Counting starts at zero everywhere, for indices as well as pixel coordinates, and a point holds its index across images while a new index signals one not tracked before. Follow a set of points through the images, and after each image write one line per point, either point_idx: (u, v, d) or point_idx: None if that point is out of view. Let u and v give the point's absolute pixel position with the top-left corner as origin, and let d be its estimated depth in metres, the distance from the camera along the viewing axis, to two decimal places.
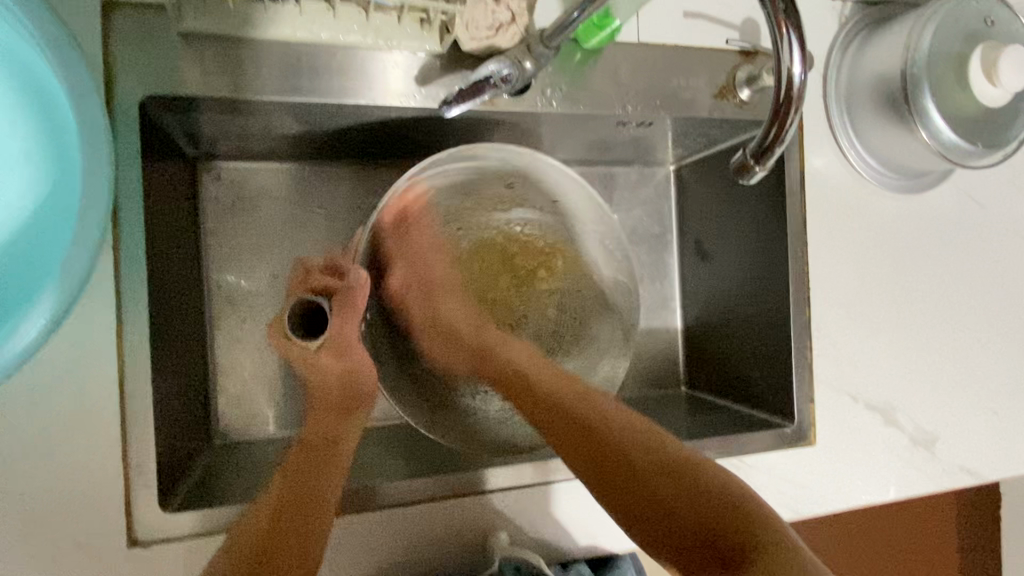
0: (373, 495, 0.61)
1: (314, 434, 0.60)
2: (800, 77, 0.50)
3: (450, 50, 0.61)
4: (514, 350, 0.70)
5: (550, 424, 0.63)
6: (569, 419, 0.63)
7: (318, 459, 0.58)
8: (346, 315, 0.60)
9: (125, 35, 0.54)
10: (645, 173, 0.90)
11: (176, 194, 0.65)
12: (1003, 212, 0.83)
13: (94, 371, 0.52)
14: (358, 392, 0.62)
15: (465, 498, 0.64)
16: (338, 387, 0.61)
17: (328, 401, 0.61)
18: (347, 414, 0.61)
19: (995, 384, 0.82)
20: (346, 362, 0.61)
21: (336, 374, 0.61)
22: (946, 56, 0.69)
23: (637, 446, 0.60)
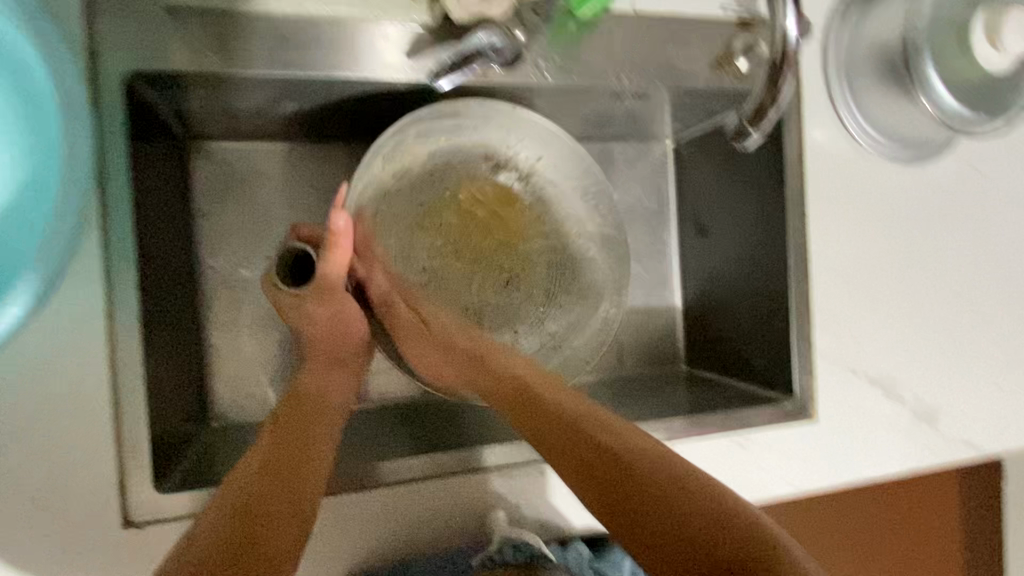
0: (370, 475, 0.61)
1: (307, 387, 0.59)
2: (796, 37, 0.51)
3: (441, 21, 0.60)
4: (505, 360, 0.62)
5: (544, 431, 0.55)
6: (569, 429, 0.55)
7: (310, 417, 0.57)
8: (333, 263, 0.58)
9: (108, 8, 0.53)
10: (642, 149, 0.89)
11: (165, 173, 0.64)
12: (1006, 183, 0.82)
13: (84, 350, 0.52)
14: (350, 336, 0.62)
15: (464, 477, 0.63)
16: (327, 335, 0.61)
17: (320, 350, 0.60)
18: (336, 367, 0.62)
19: (997, 356, 0.81)
20: (336, 309, 0.59)
21: (326, 320, 0.60)
22: (947, 21, 0.68)
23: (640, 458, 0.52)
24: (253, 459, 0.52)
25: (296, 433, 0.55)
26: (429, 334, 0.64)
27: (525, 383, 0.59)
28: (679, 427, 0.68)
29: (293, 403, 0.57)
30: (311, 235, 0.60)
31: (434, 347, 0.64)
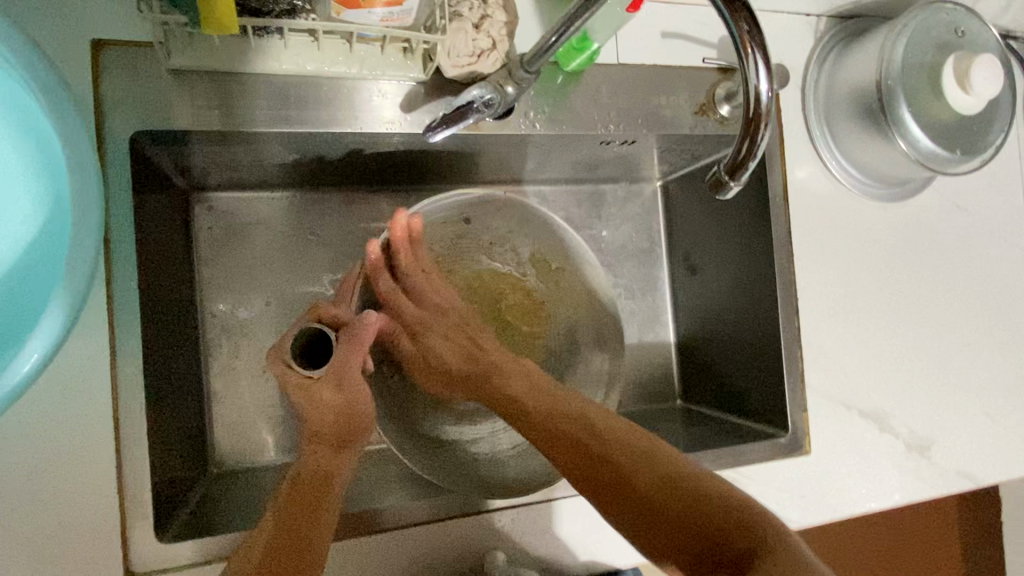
0: (375, 517, 0.61)
1: (305, 471, 0.55)
2: (769, 94, 0.51)
3: (434, 77, 0.62)
4: (511, 379, 0.65)
5: (554, 446, 0.59)
6: (560, 428, 0.60)
7: (311, 499, 0.53)
8: (352, 347, 0.58)
9: (115, 71, 0.55)
10: (632, 189, 0.91)
11: (167, 224, 0.66)
12: (986, 217, 0.84)
13: (89, 400, 0.53)
14: (357, 428, 0.59)
15: (464, 518, 0.64)
16: (335, 421, 0.57)
17: (323, 433, 0.57)
18: (339, 450, 0.57)
19: (989, 387, 0.82)
20: (347, 396, 0.58)
21: (337, 408, 0.57)
22: (920, 67, 0.71)
23: (641, 462, 0.56)
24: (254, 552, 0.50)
25: (301, 518, 0.52)
26: (440, 325, 0.70)
27: (491, 377, 0.66)
28: None
29: (292, 491, 0.54)
30: (330, 318, 0.60)
31: (449, 349, 0.70)
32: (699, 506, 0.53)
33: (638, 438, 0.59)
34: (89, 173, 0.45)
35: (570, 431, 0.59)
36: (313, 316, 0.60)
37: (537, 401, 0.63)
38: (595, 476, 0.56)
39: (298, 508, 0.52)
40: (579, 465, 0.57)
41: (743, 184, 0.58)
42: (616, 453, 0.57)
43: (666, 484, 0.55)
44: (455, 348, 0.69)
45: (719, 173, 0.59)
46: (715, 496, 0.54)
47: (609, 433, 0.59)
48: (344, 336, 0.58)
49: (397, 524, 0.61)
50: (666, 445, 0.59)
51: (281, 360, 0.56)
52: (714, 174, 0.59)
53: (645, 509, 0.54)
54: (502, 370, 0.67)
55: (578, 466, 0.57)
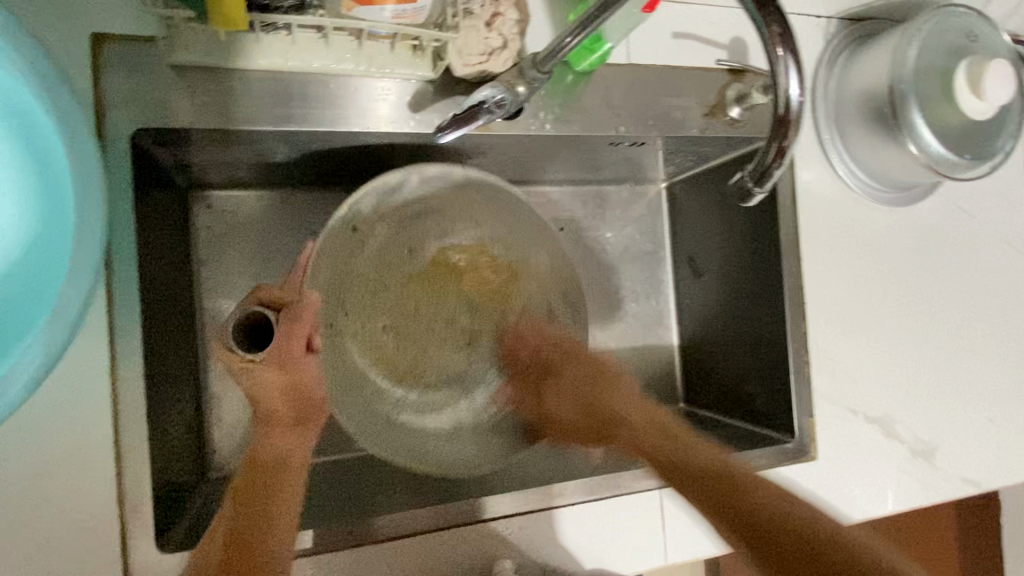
0: (369, 528, 0.60)
1: (265, 451, 0.55)
2: (797, 98, 0.49)
3: (442, 76, 0.61)
4: (570, 370, 0.74)
5: (676, 471, 0.63)
6: (699, 473, 0.62)
7: (269, 485, 0.54)
8: (292, 330, 0.52)
9: (116, 67, 0.53)
10: (637, 191, 0.91)
11: (167, 224, 0.64)
12: (992, 221, 0.84)
13: (89, 407, 0.51)
14: (312, 404, 0.56)
15: (469, 526, 0.63)
16: (285, 398, 0.54)
17: (277, 414, 0.55)
18: (298, 427, 0.56)
19: (992, 391, 0.82)
20: (294, 375, 0.54)
21: (283, 387, 0.54)
22: (931, 71, 0.71)
23: (716, 471, 0.62)
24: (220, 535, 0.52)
25: (260, 512, 0.52)
26: (527, 332, 0.76)
27: (610, 408, 0.73)
28: None
29: (250, 475, 0.54)
30: (270, 296, 0.53)
31: (568, 403, 0.74)
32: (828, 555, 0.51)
33: (756, 492, 0.59)
34: (92, 176, 0.43)
35: (666, 430, 0.69)
36: (253, 295, 0.53)
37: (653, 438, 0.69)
38: (721, 499, 0.59)
39: (260, 495, 0.53)
40: (711, 487, 0.60)
41: (769, 191, 0.58)
42: (701, 463, 0.63)
43: (786, 524, 0.55)
44: (574, 398, 0.74)
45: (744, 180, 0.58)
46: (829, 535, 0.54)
47: (756, 490, 0.59)
48: (286, 317, 0.52)
49: (402, 533, 0.61)
50: (755, 475, 0.61)
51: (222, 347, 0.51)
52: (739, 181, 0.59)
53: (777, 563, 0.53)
54: (613, 413, 0.73)
55: (720, 510, 0.58)
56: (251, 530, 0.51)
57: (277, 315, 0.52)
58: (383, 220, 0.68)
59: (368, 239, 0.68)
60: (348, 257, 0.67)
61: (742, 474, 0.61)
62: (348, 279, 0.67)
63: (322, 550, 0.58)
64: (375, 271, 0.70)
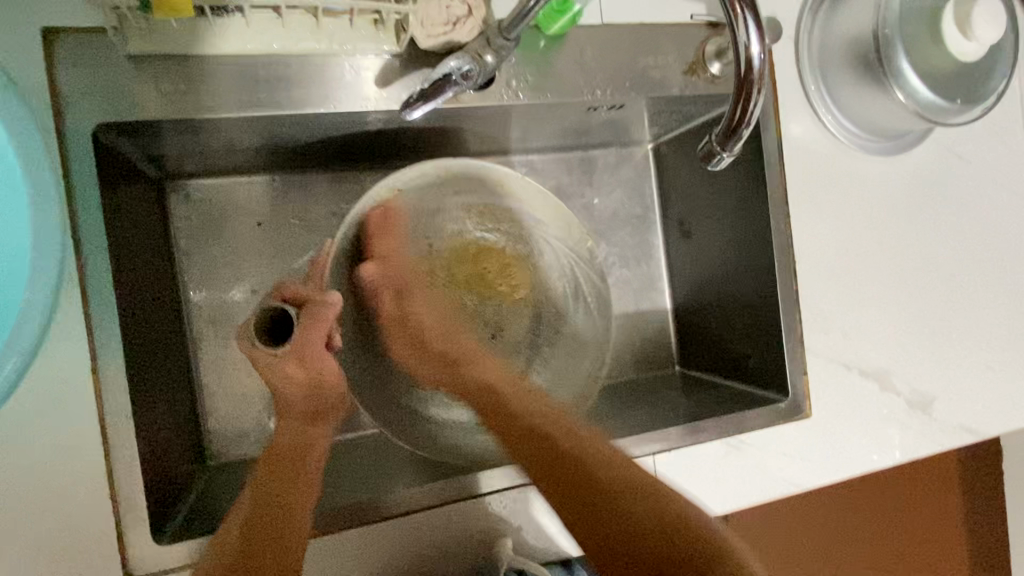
0: (377, 507, 0.61)
1: (282, 443, 0.59)
2: (760, 56, 0.49)
3: (409, 49, 0.59)
4: (486, 364, 0.71)
5: (505, 426, 0.65)
6: (546, 443, 0.63)
7: (287, 470, 0.58)
8: (313, 327, 0.58)
9: (70, 59, 0.52)
10: (624, 154, 0.89)
11: (143, 217, 0.63)
12: (987, 165, 0.82)
13: (71, 409, 0.51)
14: (327, 399, 0.61)
15: (467, 503, 0.63)
16: (306, 395, 0.60)
17: (293, 408, 0.60)
18: (313, 422, 0.61)
19: (990, 339, 0.81)
20: (312, 367, 0.59)
21: (304, 384, 0.59)
22: (919, 12, 0.68)
23: (575, 445, 0.63)
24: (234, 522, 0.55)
25: (284, 487, 0.56)
26: (420, 291, 0.72)
27: (490, 387, 0.69)
28: (676, 436, 0.68)
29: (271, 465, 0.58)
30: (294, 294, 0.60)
31: (428, 312, 0.72)
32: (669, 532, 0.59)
33: (596, 463, 0.62)
34: None
35: (546, 414, 0.66)
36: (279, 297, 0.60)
37: (506, 388, 0.68)
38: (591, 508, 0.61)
39: (283, 482, 0.57)
40: (558, 472, 0.61)
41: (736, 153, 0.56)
42: (549, 434, 0.64)
43: (618, 474, 0.61)
44: (436, 306, 0.72)
45: (711, 144, 0.56)
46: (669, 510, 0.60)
47: (589, 462, 0.62)
48: (305, 316, 0.58)
49: (401, 510, 0.61)
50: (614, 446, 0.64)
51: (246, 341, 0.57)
52: (705, 144, 0.57)
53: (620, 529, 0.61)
54: (474, 363, 0.70)
55: (543, 477, 0.61)
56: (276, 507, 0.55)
57: (296, 312, 0.58)
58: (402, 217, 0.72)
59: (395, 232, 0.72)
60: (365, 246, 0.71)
61: (615, 453, 0.63)
62: (365, 278, 0.72)
63: (322, 533, 0.59)
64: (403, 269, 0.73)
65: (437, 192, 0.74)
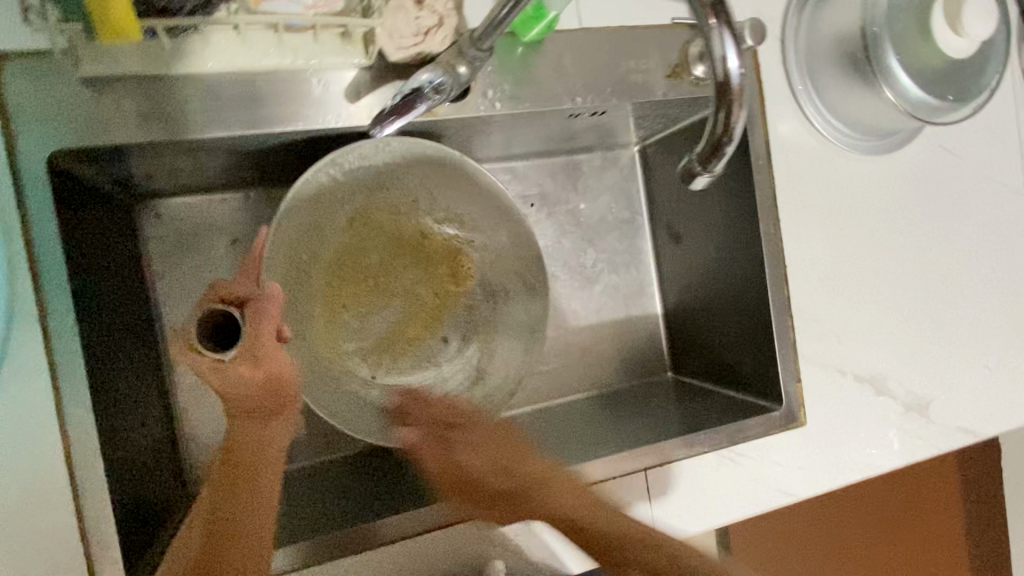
0: (380, 527, 0.58)
1: (238, 445, 0.54)
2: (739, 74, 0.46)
3: (379, 62, 0.57)
4: (554, 496, 0.62)
5: (574, 532, 0.62)
6: (643, 567, 0.59)
7: (243, 479, 0.53)
8: (257, 328, 0.53)
9: (21, 86, 0.49)
10: (609, 157, 0.87)
11: (109, 244, 0.61)
12: (981, 160, 0.80)
13: (36, 449, 0.49)
14: (286, 398, 0.55)
15: (468, 525, 0.63)
16: (252, 396, 0.53)
17: (245, 407, 0.54)
18: (274, 418, 0.55)
19: (987, 337, 0.80)
20: (268, 373, 0.53)
21: (256, 386, 0.53)
22: (907, 9, 0.66)
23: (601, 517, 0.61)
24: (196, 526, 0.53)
25: (236, 496, 0.52)
26: (462, 442, 0.65)
27: (548, 481, 0.61)
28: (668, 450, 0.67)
29: (225, 463, 0.54)
30: (229, 293, 0.54)
31: (486, 461, 0.64)
32: None
33: (675, 547, 0.60)
34: None
35: (608, 534, 0.61)
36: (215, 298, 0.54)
37: (562, 482, 0.61)
38: (610, 553, 0.61)
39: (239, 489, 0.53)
40: (643, 558, 0.59)
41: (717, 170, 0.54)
42: (564, 503, 0.61)
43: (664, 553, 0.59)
44: (493, 458, 0.64)
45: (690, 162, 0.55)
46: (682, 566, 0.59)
47: (631, 552, 0.60)
48: (251, 314, 0.53)
49: (396, 536, 0.58)
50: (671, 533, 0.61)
51: (194, 350, 0.52)
52: (687, 163, 0.55)
53: None
54: (548, 485, 0.62)
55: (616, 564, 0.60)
56: (228, 519, 0.52)
57: (243, 314, 0.53)
58: (343, 199, 0.67)
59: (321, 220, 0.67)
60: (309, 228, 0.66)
61: (628, 527, 0.61)
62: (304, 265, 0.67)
63: (329, 557, 0.57)
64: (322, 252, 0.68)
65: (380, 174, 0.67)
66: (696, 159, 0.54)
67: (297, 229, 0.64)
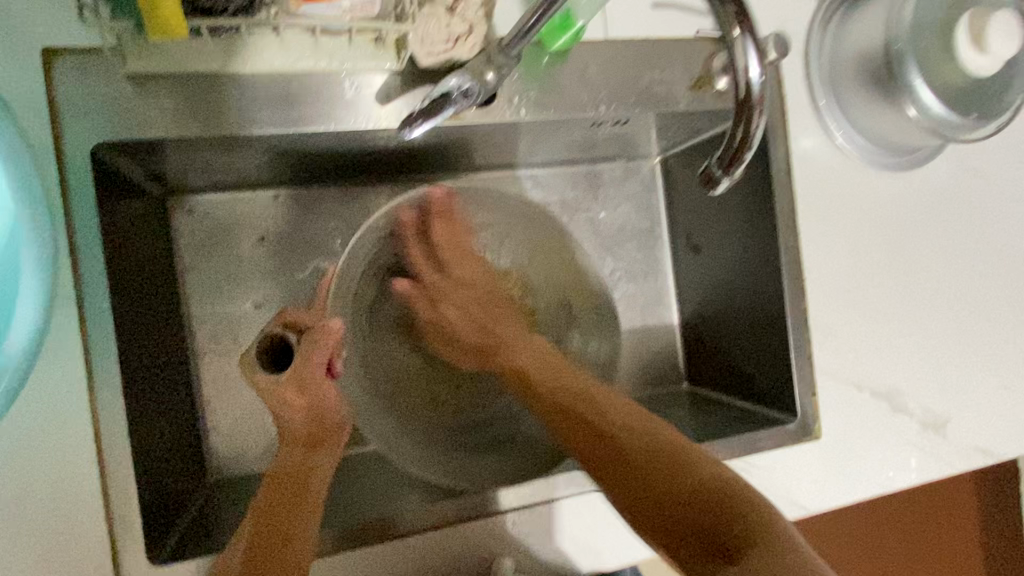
0: (392, 524, 0.60)
1: (280, 470, 0.53)
2: (760, 79, 0.47)
3: (409, 67, 0.59)
4: (524, 351, 0.66)
5: (550, 402, 0.61)
6: (599, 426, 0.59)
7: (286, 505, 0.52)
8: (313, 356, 0.52)
9: (69, 79, 0.52)
10: (630, 167, 0.88)
11: (143, 233, 0.63)
12: (1002, 179, 0.80)
13: (69, 428, 0.51)
14: (329, 427, 0.54)
15: (481, 521, 0.63)
16: (308, 424, 0.53)
17: (299, 436, 0.53)
18: (315, 449, 0.54)
19: (1006, 358, 0.79)
20: (313, 400, 0.52)
21: (306, 414, 0.52)
22: (931, 25, 0.66)
23: (637, 435, 0.58)
24: (241, 540, 0.52)
25: (284, 515, 0.52)
26: (459, 294, 0.69)
27: (561, 373, 0.63)
28: None
29: (270, 489, 0.52)
30: (295, 321, 0.55)
31: (467, 319, 0.68)
32: (720, 520, 0.52)
33: (698, 463, 0.56)
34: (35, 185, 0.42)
35: (636, 421, 0.59)
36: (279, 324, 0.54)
37: (589, 408, 0.60)
38: (619, 457, 0.57)
39: (283, 507, 0.52)
40: (613, 467, 0.57)
41: (737, 177, 0.54)
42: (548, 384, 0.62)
43: (702, 485, 0.54)
44: (474, 321, 0.68)
45: (709, 166, 0.54)
46: (699, 475, 0.55)
47: (629, 450, 0.57)
48: (306, 340, 0.53)
49: (417, 528, 0.61)
50: (665, 423, 0.59)
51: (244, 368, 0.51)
52: (705, 167, 0.55)
53: (659, 508, 0.54)
54: (513, 343, 0.66)
55: (613, 481, 0.57)
56: (273, 538, 0.51)
57: (299, 338, 0.53)
58: (417, 237, 0.69)
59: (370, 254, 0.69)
60: (369, 274, 0.70)
61: (668, 440, 0.57)
62: (367, 299, 0.71)
63: (344, 548, 0.59)
64: (405, 293, 0.72)
65: (459, 211, 0.71)
66: (715, 161, 0.54)
67: (371, 272, 0.70)
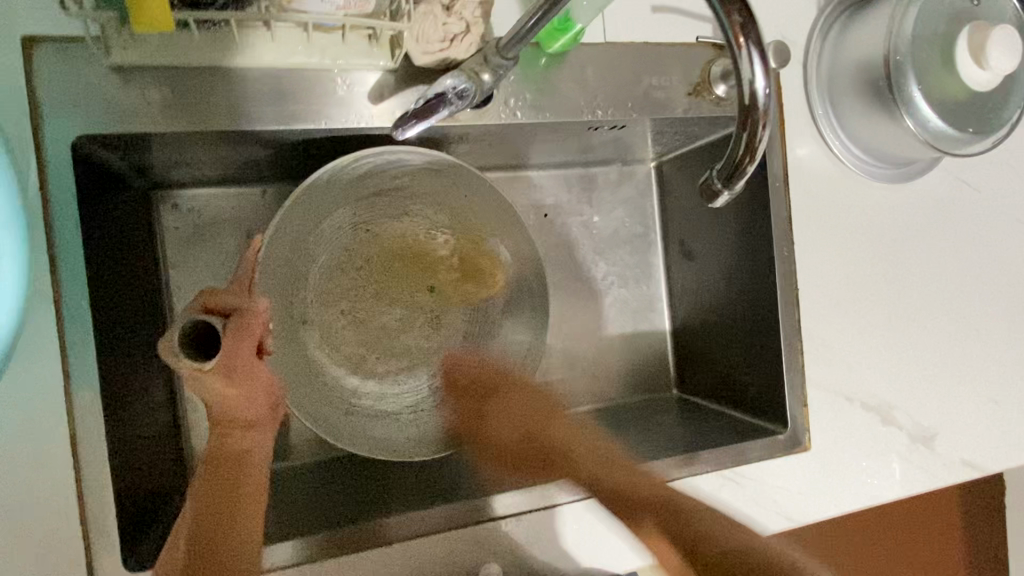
0: (383, 529, 0.59)
1: (219, 457, 0.50)
2: (766, 91, 0.46)
3: (404, 65, 0.58)
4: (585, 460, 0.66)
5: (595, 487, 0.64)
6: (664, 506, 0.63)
7: (227, 494, 0.49)
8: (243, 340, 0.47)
9: (49, 69, 0.50)
10: (625, 171, 0.87)
11: (125, 227, 0.61)
12: (995, 195, 0.80)
13: (43, 426, 0.50)
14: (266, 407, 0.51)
15: (476, 527, 0.62)
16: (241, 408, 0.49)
17: (226, 418, 0.49)
18: (251, 428, 0.50)
19: (995, 373, 0.79)
20: (240, 386, 0.48)
21: (234, 399, 0.48)
22: (930, 39, 0.66)
23: (645, 488, 0.64)
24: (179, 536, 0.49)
25: (220, 509, 0.49)
26: (513, 401, 0.71)
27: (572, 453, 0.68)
28: (671, 467, 0.66)
29: (204, 483, 0.49)
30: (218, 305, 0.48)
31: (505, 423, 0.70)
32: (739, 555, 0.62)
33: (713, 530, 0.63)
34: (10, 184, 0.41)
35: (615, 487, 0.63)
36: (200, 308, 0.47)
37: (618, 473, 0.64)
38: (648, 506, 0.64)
39: (219, 496, 0.49)
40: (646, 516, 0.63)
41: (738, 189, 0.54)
42: (588, 468, 0.65)
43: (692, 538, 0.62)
44: (512, 423, 0.71)
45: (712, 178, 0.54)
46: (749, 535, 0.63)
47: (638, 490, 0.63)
48: (236, 326, 0.47)
49: (407, 536, 0.59)
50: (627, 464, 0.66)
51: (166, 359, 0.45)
52: (707, 180, 0.55)
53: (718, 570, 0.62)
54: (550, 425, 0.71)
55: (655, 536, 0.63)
56: (208, 536, 0.48)
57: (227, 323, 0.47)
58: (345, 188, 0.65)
59: (321, 220, 0.66)
60: (307, 227, 0.64)
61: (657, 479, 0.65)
62: (300, 261, 0.66)
63: (332, 552, 0.58)
64: (345, 254, 0.70)
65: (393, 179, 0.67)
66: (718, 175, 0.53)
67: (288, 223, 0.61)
